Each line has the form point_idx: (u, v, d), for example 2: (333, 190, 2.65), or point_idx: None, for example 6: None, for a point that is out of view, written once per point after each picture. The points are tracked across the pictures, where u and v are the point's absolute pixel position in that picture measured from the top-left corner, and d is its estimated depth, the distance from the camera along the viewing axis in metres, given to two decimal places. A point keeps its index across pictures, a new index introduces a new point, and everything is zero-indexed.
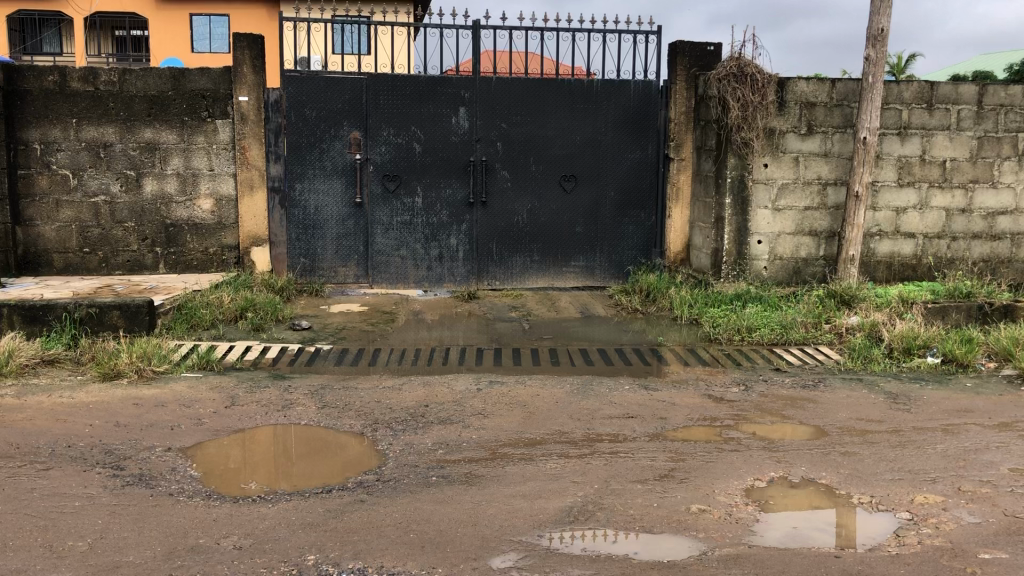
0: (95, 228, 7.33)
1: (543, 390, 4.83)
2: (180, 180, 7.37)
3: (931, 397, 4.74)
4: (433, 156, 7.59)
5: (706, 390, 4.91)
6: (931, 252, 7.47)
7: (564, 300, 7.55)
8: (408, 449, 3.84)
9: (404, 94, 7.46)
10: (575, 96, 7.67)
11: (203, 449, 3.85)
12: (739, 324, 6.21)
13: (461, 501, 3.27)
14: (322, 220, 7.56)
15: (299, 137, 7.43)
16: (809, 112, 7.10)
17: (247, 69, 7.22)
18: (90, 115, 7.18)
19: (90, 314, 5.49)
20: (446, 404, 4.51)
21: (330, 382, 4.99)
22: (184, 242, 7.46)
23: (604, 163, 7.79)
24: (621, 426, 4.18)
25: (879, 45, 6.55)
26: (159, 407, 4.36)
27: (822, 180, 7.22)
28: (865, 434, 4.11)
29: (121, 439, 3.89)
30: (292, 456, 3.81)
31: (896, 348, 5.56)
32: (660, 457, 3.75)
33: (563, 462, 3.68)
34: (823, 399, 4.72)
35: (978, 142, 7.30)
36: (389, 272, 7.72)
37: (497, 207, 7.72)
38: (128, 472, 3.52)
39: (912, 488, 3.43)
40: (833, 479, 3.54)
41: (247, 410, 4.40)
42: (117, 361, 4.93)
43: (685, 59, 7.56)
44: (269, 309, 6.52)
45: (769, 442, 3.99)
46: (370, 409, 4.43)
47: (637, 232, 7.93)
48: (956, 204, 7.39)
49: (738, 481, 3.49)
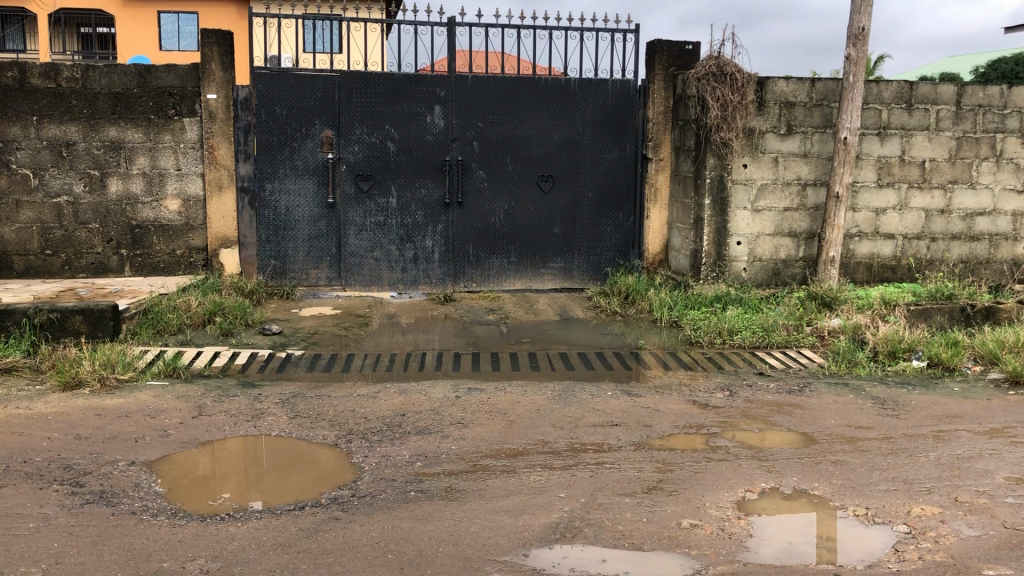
0: (57, 230, 7.09)
1: (523, 397, 4.68)
2: (146, 180, 7.14)
3: (918, 402, 4.65)
4: (408, 155, 7.42)
5: (690, 396, 4.79)
6: (911, 254, 7.41)
7: (542, 302, 7.42)
8: (385, 461, 3.68)
9: (378, 92, 7.29)
10: (553, 95, 7.53)
11: (169, 461, 3.68)
12: (720, 327, 6.10)
13: (441, 518, 3.11)
14: (293, 221, 7.36)
15: (270, 136, 7.23)
16: (788, 112, 7.01)
17: (215, 66, 7.02)
18: (52, 113, 6.94)
19: (51, 319, 5.28)
20: (424, 412, 4.35)
21: (301, 390, 4.80)
22: (151, 243, 7.24)
23: (582, 163, 7.66)
24: (605, 435, 4.05)
25: (860, 44, 6.47)
26: (123, 418, 4.16)
27: (802, 180, 7.13)
28: (855, 441, 4.01)
29: (81, 453, 3.69)
30: (263, 469, 3.62)
31: (881, 351, 5.48)
32: (648, 468, 3.62)
33: (547, 474, 3.53)
34: (810, 405, 4.62)
35: (957, 142, 7.25)
36: (363, 274, 7.54)
37: (473, 207, 7.57)
38: (88, 489, 3.33)
39: (908, 499, 3.32)
40: (825, 490, 3.42)
41: (216, 420, 4.21)
42: (79, 369, 4.71)
43: (663, 59, 7.45)
44: (238, 313, 6.31)
45: (757, 451, 3.87)
46: (344, 419, 4.25)
47: (615, 233, 7.81)
48: (936, 205, 7.34)
49: (729, 493, 3.36)
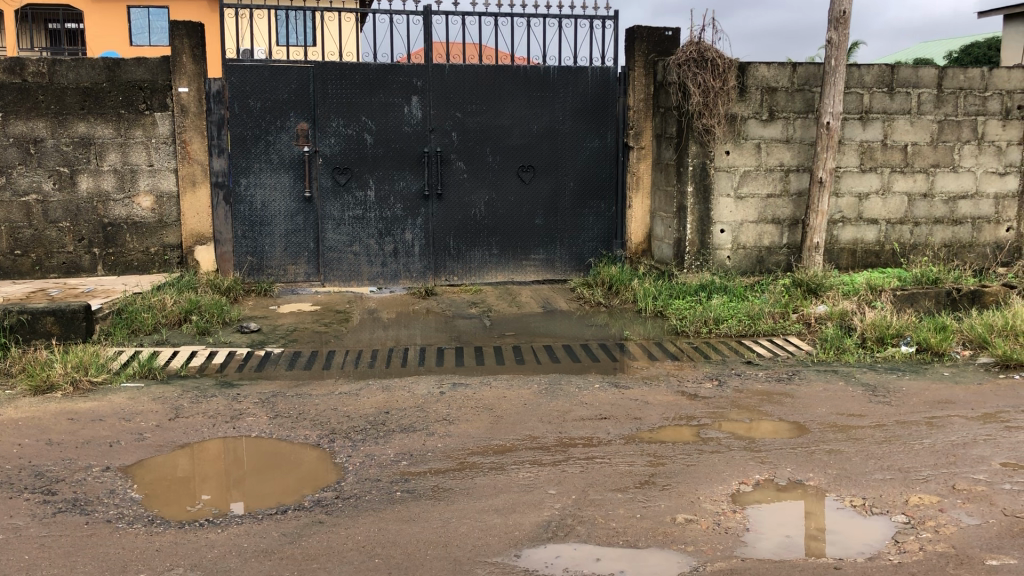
0: (27, 229, 6.91)
1: (509, 391, 4.58)
2: (118, 176, 6.97)
3: (909, 389, 4.60)
4: (386, 147, 7.29)
5: (679, 387, 4.70)
6: (894, 238, 7.37)
7: (525, 295, 7.33)
8: (369, 461, 3.57)
9: (353, 82, 7.15)
10: (532, 84, 7.42)
11: (144, 467, 3.54)
12: (706, 316, 6.03)
13: (428, 519, 3.01)
14: (269, 216, 7.22)
15: (244, 129, 7.08)
16: (770, 97, 6.93)
17: (186, 58, 6.86)
18: (18, 109, 6.76)
19: (21, 321, 5.13)
20: (408, 409, 4.24)
21: (281, 389, 4.68)
22: (124, 241, 7.08)
23: (562, 152, 7.56)
24: (594, 428, 3.96)
25: (841, 28, 6.40)
26: (96, 422, 4.02)
27: (784, 166, 7.06)
28: (847, 430, 3.94)
29: (53, 459, 3.56)
30: (241, 471, 3.50)
31: (869, 337, 5.42)
32: (639, 462, 3.54)
33: (537, 471, 3.44)
34: (799, 393, 4.55)
35: (938, 126, 7.21)
36: (342, 269, 7.41)
37: (453, 199, 7.46)
38: (60, 497, 3.20)
39: (906, 488, 3.26)
40: (821, 480, 3.35)
41: (193, 422, 4.08)
42: (51, 372, 4.55)
43: (643, 45, 7.36)
44: (215, 311, 6.20)
45: (750, 442, 3.80)
46: (327, 418, 4.13)
47: (597, 223, 7.72)
48: (918, 189, 7.30)
49: (723, 486, 3.28)
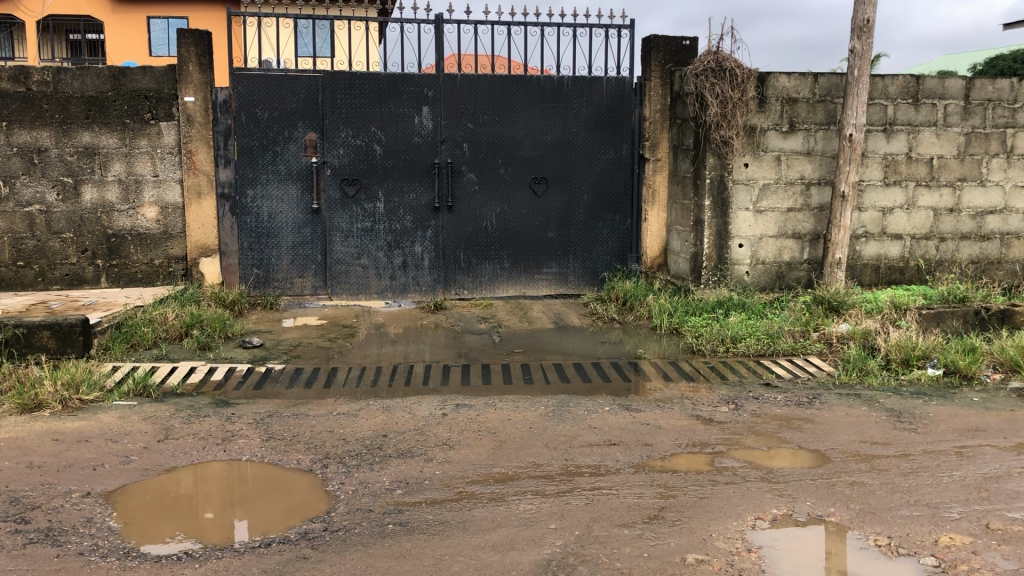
0: (30, 240, 6.80)
1: (514, 414, 4.38)
2: (122, 187, 6.85)
3: (937, 414, 4.36)
4: (396, 158, 7.13)
5: (693, 410, 4.48)
6: (919, 254, 7.12)
7: (537, 310, 7.13)
8: (363, 489, 3.38)
9: (363, 92, 6.99)
10: (546, 94, 7.24)
11: (141, 488, 3.42)
12: (723, 334, 5.80)
13: (421, 555, 2.82)
14: (276, 228, 7.07)
15: (251, 140, 6.93)
16: (791, 108, 6.71)
17: (193, 67, 6.72)
18: (22, 118, 6.65)
19: (17, 335, 5.00)
20: (407, 433, 4.05)
21: (278, 409, 4.50)
22: (128, 253, 6.94)
23: (576, 164, 7.37)
24: (602, 456, 3.75)
25: (865, 36, 6.17)
26: (82, 443, 3.85)
27: (805, 179, 6.84)
28: (871, 459, 3.72)
29: (32, 484, 3.39)
30: (236, 497, 3.34)
31: (894, 359, 5.19)
32: (649, 493, 3.32)
33: (538, 503, 3.23)
34: (821, 419, 4.32)
35: (966, 138, 6.96)
36: (350, 282, 7.24)
37: (464, 211, 7.28)
38: (33, 527, 3.02)
39: (935, 526, 3.03)
40: (843, 516, 3.13)
41: (182, 444, 3.91)
42: (39, 390, 4.39)
43: (660, 55, 7.17)
44: (217, 325, 6.03)
45: (767, 472, 3.58)
46: (321, 441, 3.95)
47: (612, 236, 7.52)
48: (944, 204, 7.05)
49: (738, 522, 3.07)
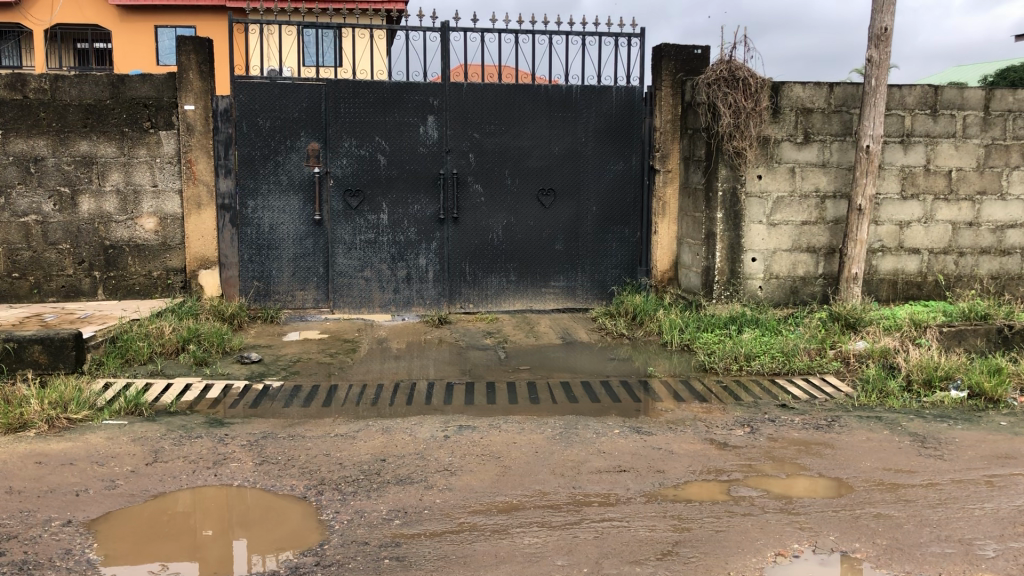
0: (25, 251, 6.64)
1: (519, 436, 4.19)
2: (121, 197, 6.70)
3: (963, 440, 4.15)
4: (400, 169, 6.96)
5: (707, 434, 4.28)
6: (937, 269, 6.92)
7: (544, 325, 6.94)
8: (358, 519, 3.20)
9: (367, 102, 6.83)
10: (554, 103, 7.07)
11: (139, 508, 3.30)
12: (737, 351, 5.61)
13: None
14: (277, 240, 6.90)
15: (252, 149, 6.77)
16: (806, 119, 6.52)
17: (193, 75, 6.57)
18: (19, 126, 6.50)
19: (7, 349, 4.79)
20: (407, 458, 3.86)
21: (273, 430, 4.32)
22: (126, 265, 6.79)
23: (584, 175, 7.19)
24: (612, 483, 3.56)
25: (882, 45, 5.97)
26: (66, 467, 3.68)
27: (820, 192, 6.64)
28: (897, 489, 3.52)
29: (10, 512, 3.21)
30: (233, 519, 3.20)
31: (916, 380, 4.99)
32: (661, 526, 3.13)
33: (544, 537, 3.04)
34: (841, 444, 4.11)
35: (985, 150, 6.77)
36: (353, 295, 7.07)
37: (470, 224, 7.11)
38: (7, 560, 2.84)
39: (969, 565, 2.83)
40: (869, 552, 2.93)
41: (172, 467, 3.73)
42: (24, 410, 4.22)
43: (671, 64, 7.00)
44: (214, 340, 5.85)
45: (787, 502, 3.38)
46: (316, 466, 3.76)
47: (621, 249, 7.33)
48: (963, 217, 6.85)
49: (756, 559, 2.87)
